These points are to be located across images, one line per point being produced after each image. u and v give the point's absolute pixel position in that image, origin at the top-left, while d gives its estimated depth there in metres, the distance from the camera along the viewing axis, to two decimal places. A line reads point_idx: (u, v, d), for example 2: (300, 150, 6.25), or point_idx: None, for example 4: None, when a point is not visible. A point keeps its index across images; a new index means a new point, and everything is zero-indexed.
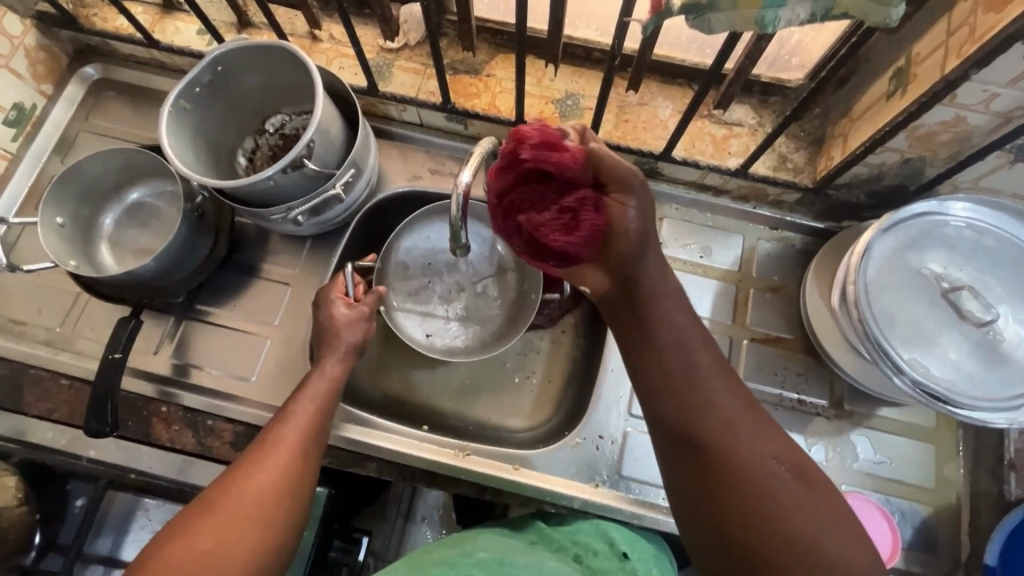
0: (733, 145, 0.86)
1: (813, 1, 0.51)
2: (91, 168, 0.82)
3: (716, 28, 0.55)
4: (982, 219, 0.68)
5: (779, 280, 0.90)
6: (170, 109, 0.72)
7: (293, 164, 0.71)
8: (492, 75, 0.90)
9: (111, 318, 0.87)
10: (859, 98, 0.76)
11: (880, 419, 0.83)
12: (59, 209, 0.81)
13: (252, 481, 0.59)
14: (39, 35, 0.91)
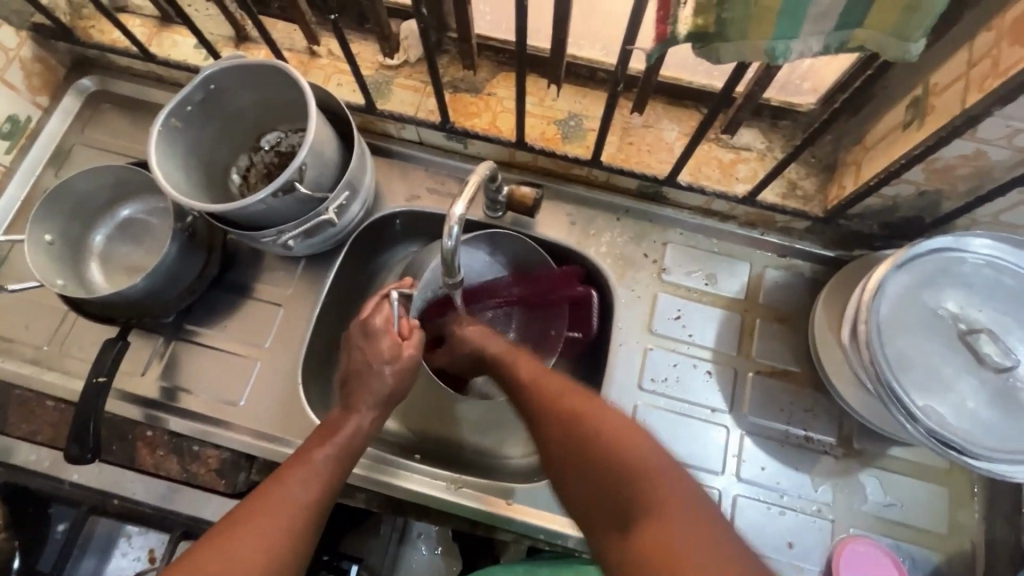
0: (740, 170, 0.83)
1: (827, 34, 0.48)
2: (82, 185, 0.81)
3: (724, 58, 0.52)
4: (1003, 258, 0.65)
5: (787, 310, 0.86)
6: (160, 128, 0.70)
7: (285, 188, 0.69)
8: (494, 94, 0.87)
9: (99, 337, 0.85)
10: (873, 127, 0.73)
11: (891, 459, 0.80)
12: (48, 227, 0.80)
13: (250, 549, 0.54)
14: (35, 47, 0.90)
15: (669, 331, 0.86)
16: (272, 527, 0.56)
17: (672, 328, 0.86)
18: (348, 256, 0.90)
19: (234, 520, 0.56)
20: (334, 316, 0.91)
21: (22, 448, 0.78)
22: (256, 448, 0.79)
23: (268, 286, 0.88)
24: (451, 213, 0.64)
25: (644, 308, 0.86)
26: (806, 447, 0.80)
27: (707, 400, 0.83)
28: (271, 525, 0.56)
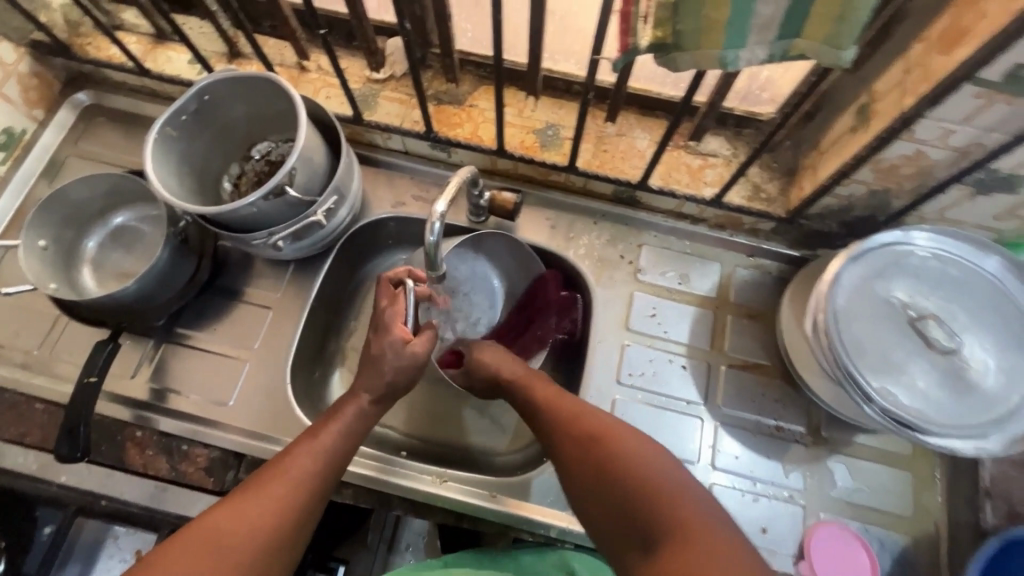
0: (708, 175, 0.89)
1: (771, 43, 0.54)
2: (77, 192, 0.84)
3: (682, 66, 0.57)
4: (946, 249, 0.70)
5: (756, 306, 0.91)
6: (156, 136, 0.74)
7: (275, 191, 0.73)
8: (476, 106, 0.92)
9: (90, 341, 0.86)
10: (827, 132, 0.78)
11: (857, 446, 0.83)
12: (42, 232, 0.82)
13: (259, 517, 0.58)
14: (32, 62, 0.93)
15: (645, 327, 0.90)
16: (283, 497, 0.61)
17: (648, 324, 0.90)
18: (336, 261, 0.93)
19: (247, 488, 0.61)
20: (323, 319, 0.94)
21: (9, 452, 0.79)
22: (245, 446, 0.81)
23: (258, 290, 0.90)
24: (433, 210, 0.68)
25: (621, 307, 0.90)
26: (773, 434, 0.84)
27: (683, 393, 0.86)
28: (279, 495, 0.61)
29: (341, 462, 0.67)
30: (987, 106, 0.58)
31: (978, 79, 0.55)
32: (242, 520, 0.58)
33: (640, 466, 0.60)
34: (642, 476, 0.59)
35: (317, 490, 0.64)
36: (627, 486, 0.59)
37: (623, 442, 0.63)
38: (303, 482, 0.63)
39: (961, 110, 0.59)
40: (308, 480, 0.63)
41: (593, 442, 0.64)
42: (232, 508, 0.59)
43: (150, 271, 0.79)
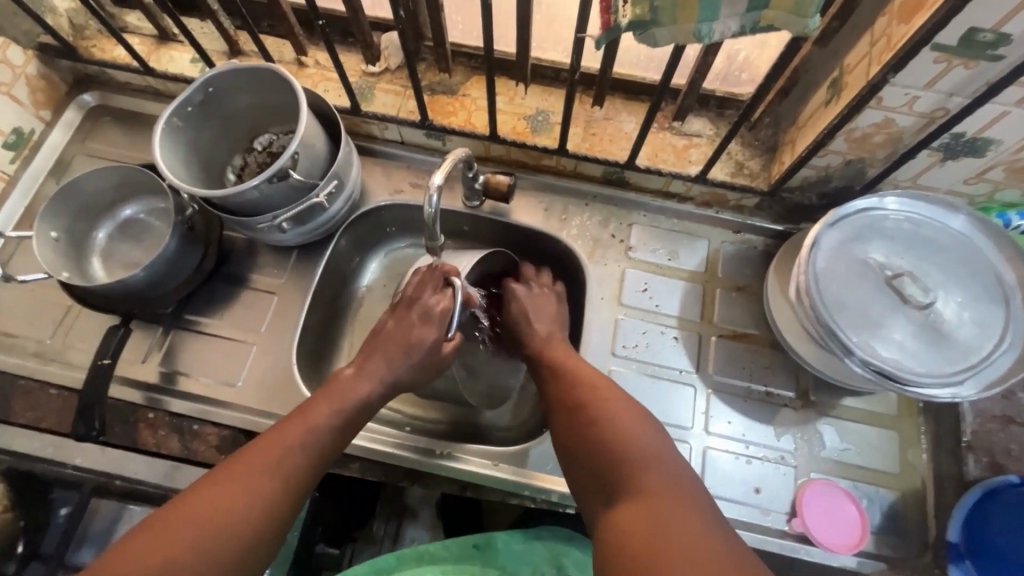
0: (693, 154, 0.93)
1: (742, 15, 0.58)
2: (87, 185, 0.88)
3: (660, 41, 0.61)
4: (918, 212, 0.74)
5: (743, 279, 0.95)
6: (162, 126, 0.77)
7: (279, 175, 0.76)
8: (468, 95, 0.96)
9: (101, 329, 0.89)
10: (804, 107, 0.83)
11: (845, 408, 0.87)
12: (54, 224, 0.86)
13: (260, 476, 0.61)
14: (39, 64, 0.97)
15: (637, 301, 0.93)
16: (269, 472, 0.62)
17: (640, 299, 0.93)
18: (337, 247, 0.97)
19: (235, 463, 0.62)
20: (326, 305, 0.97)
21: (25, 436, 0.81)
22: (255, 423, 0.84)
23: (263, 277, 0.94)
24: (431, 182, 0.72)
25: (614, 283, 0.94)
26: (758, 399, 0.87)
27: (675, 363, 0.89)
28: (266, 472, 0.62)
29: (339, 437, 0.70)
30: (946, 71, 0.62)
31: (936, 44, 0.60)
32: (232, 492, 0.59)
33: (629, 431, 0.65)
34: (618, 425, 0.66)
35: (305, 468, 0.65)
36: (602, 432, 0.65)
37: (606, 397, 0.70)
38: (305, 449, 0.66)
39: (923, 75, 0.64)
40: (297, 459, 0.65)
41: (578, 397, 0.71)
42: (222, 481, 0.60)
43: (157, 257, 0.82)
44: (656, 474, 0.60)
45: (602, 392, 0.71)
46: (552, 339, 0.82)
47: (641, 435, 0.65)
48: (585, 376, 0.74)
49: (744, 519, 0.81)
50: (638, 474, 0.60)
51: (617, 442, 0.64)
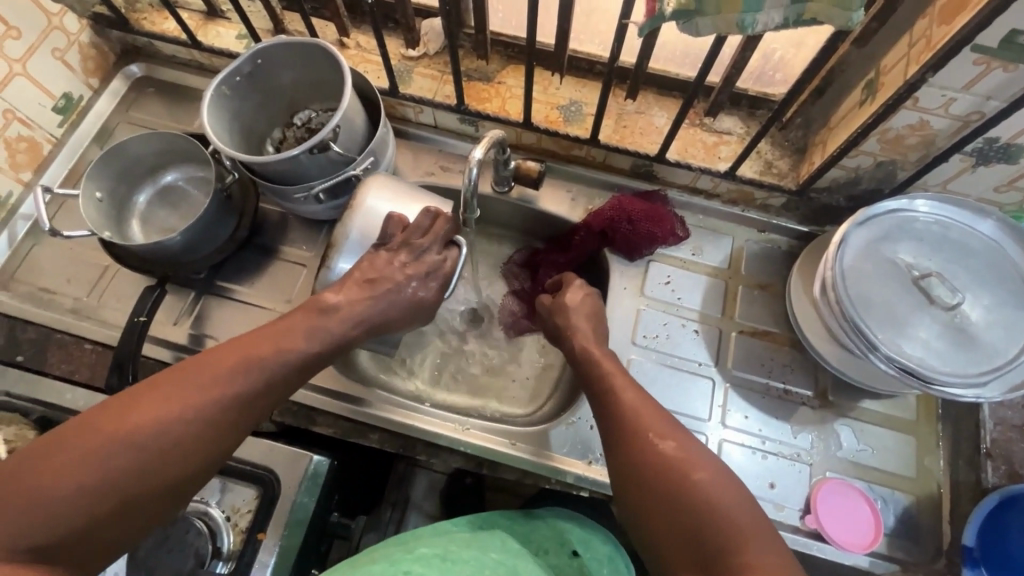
0: (722, 151, 0.94)
1: (786, 8, 0.59)
2: (133, 148, 0.90)
3: (702, 31, 0.63)
4: (947, 216, 0.75)
5: (766, 278, 0.95)
6: (212, 94, 0.80)
7: (320, 147, 0.78)
8: (504, 83, 0.98)
9: (134, 290, 0.92)
10: (837, 108, 0.83)
11: (863, 410, 0.87)
12: (99, 184, 0.89)
13: (219, 380, 0.61)
14: (93, 34, 1.00)
15: (658, 293, 0.94)
16: (228, 376, 0.62)
17: (663, 292, 0.94)
18: None
19: (203, 363, 0.62)
20: None
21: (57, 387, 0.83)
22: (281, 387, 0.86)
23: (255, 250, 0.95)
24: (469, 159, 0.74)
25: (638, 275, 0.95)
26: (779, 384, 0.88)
27: (694, 356, 0.90)
28: (239, 366, 0.63)
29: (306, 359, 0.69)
30: (985, 73, 0.63)
31: (977, 45, 0.61)
32: (188, 386, 0.59)
33: (705, 485, 0.57)
34: (689, 473, 0.59)
35: (264, 377, 0.65)
36: (676, 493, 0.58)
37: (672, 441, 0.63)
38: (268, 360, 0.65)
39: (963, 76, 0.64)
40: (264, 369, 0.64)
41: (647, 437, 0.64)
42: (185, 375, 0.60)
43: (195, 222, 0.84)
44: (754, 535, 0.54)
45: (664, 433, 0.64)
46: (601, 359, 0.76)
47: (721, 483, 0.58)
48: (645, 414, 0.66)
49: (758, 513, 0.81)
50: (704, 500, 0.57)
51: (695, 491, 0.57)
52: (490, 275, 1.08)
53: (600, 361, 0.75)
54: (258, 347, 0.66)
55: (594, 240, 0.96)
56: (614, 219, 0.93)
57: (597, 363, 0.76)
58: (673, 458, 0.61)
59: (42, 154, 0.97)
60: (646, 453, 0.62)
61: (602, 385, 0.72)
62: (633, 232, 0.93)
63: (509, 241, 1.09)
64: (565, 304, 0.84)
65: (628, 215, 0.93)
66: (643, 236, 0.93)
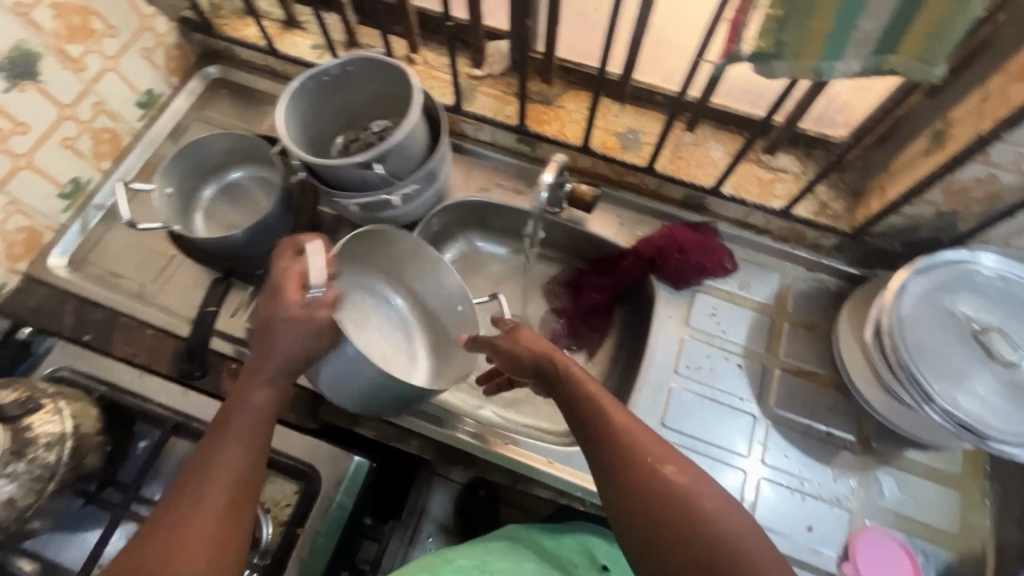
0: (777, 188, 0.94)
1: (865, 58, 0.60)
2: (205, 147, 0.95)
3: (778, 74, 0.64)
4: (1012, 272, 0.74)
5: (813, 318, 0.95)
6: (293, 90, 0.84)
7: (366, 164, 0.81)
8: (564, 107, 1.00)
9: (197, 281, 0.96)
10: (899, 155, 0.84)
11: (907, 460, 0.85)
12: (170, 180, 0.94)
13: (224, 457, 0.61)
14: (178, 36, 1.06)
15: (703, 324, 0.94)
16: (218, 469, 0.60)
17: (707, 323, 0.94)
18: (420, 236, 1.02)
19: (195, 485, 0.59)
20: None
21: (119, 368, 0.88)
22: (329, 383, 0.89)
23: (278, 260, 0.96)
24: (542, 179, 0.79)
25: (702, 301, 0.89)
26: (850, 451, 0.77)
27: (736, 390, 0.90)
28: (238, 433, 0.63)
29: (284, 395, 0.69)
30: None
31: None
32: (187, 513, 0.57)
33: (728, 530, 0.57)
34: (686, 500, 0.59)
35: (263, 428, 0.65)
36: (700, 543, 0.57)
37: (669, 463, 0.61)
38: (260, 415, 0.65)
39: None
40: (251, 443, 0.63)
41: (645, 461, 0.62)
42: (187, 515, 0.57)
43: (257, 221, 0.87)
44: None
45: (675, 471, 0.61)
46: (590, 381, 0.69)
47: (717, 509, 0.58)
48: (635, 431, 0.64)
49: (794, 555, 0.80)
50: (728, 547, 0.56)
51: (692, 518, 0.58)
52: (533, 293, 1.10)
53: (585, 381, 0.69)
54: (232, 422, 0.64)
55: (641, 266, 0.97)
56: (666, 247, 0.94)
57: (583, 386, 0.69)
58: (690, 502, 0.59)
59: (121, 146, 1.02)
60: (660, 495, 0.59)
61: (593, 411, 0.66)
62: (683, 262, 0.94)
63: (554, 261, 1.10)
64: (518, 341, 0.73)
65: (680, 245, 0.94)
66: (692, 266, 0.94)
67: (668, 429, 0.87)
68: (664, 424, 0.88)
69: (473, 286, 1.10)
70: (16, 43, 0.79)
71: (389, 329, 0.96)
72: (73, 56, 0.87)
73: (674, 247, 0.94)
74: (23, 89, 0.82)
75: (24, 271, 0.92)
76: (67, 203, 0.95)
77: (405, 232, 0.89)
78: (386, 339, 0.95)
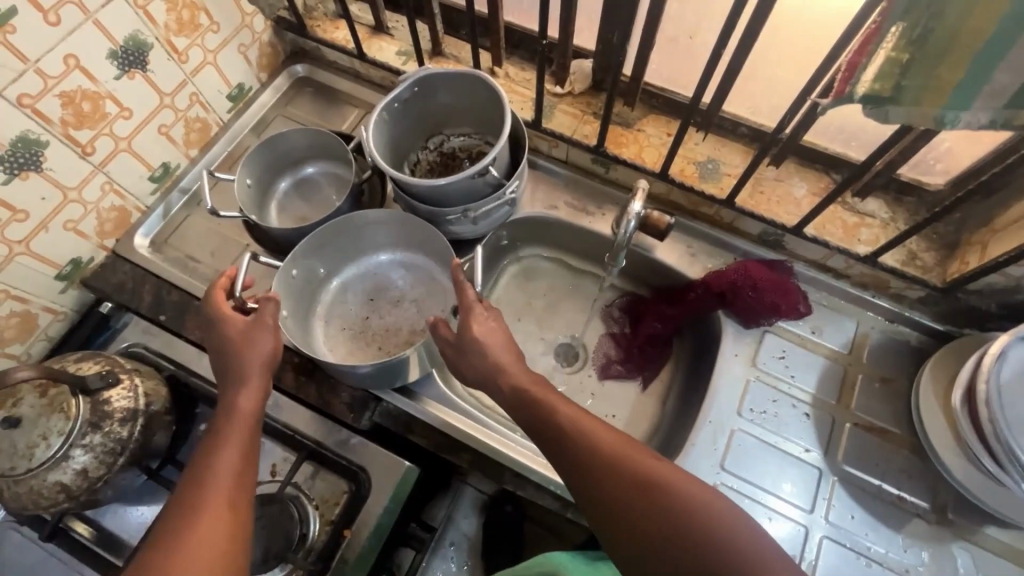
0: (863, 233, 0.90)
1: (995, 109, 0.57)
2: (286, 140, 0.97)
3: (892, 118, 0.60)
4: None
5: (890, 372, 0.90)
6: (377, 118, 0.85)
7: (481, 172, 0.81)
8: (643, 131, 0.99)
9: (267, 272, 0.98)
10: (1004, 212, 0.79)
11: (986, 537, 0.79)
12: (250, 171, 0.96)
13: (218, 472, 0.64)
14: (273, 34, 1.10)
15: (770, 366, 0.91)
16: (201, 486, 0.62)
17: (775, 366, 0.91)
18: (485, 248, 1.02)
19: (179, 510, 0.60)
20: None
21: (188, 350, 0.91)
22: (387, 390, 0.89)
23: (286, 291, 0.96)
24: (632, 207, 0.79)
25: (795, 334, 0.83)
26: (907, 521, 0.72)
27: (801, 440, 0.86)
28: (223, 450, 0.66)
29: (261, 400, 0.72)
30: None
31: None
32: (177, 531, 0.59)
33: (683, 504, 0.55)
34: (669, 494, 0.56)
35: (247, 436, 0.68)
36: (661, 530, 0.54)
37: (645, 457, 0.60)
38: (241, 424, 0.69)
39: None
40: (234, 459, 0.65)
41: (626, 464, 0.59)
42: (174, 533, 0.59)
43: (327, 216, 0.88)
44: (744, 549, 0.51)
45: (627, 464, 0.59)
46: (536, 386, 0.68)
47: (703, 496, 0.55)
48: (611, 436, 0.62)
49: None
50: (689, 523, 0.53)
51: (672, 516, 0.54)
52: (590, 315, 1.08)
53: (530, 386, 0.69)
54: (214, 443, 0.67)
55: (706, 301, 0.94)
56: (738, 283, 0.91)
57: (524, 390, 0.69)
58: (645, 487, 0.57)
59: (209, 136, 1.06)
60: (623, 487, 0.58)
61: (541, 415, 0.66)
62: (755, 303, 0.90)
63: (616, 284, 1.08)
64: (471, 338, 0.72)
65: (756, 284, 0.90)
66: (767, 309, 0.91)
67: (727, 473, 0.84)
68: (723, 466, 0.84)
69: (532, 302, 1.10)
70: (132, 33, 0.83)
71: (392, 301, 0.97)
72: (179, 49, 0.91)
73: (748, 286, 0.90)
74: (132, 76, 0.86)
75: (111, 247, 0.97)
76: (156, 186, 1.00)
77: (378, 209, 0.90)
78: (401, 311, 0.96)
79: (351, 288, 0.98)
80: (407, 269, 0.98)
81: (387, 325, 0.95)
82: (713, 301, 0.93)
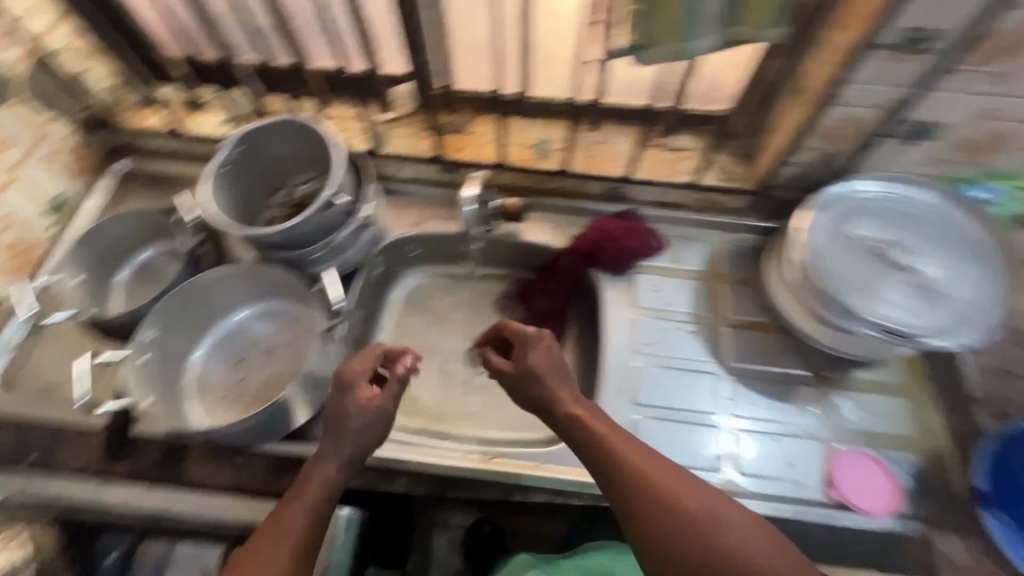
0: (682, 164, 1.04)
1: (718, 32, 0.69)
2: (110, 230, 0.94)
3: (649, 59, 0.71)
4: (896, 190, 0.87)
5: (744, 273, 1.02)
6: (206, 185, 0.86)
7: (325, 205, 0.85)
8: (475, 132, 1.08)
9: None
10: (772, 116, 0.94)
11: (857, 381, 0.92)
12: (75, 270, 0.93)
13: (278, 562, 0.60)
14: (84, 138, 1.06)
15: (649, 302, 1.00)
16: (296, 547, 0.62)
17: (653, 299, 1.00)
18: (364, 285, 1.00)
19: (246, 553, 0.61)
20: (356, 333, 1.01)
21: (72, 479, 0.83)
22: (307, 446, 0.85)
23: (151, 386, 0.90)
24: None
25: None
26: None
27: (693, 354, 0.95)
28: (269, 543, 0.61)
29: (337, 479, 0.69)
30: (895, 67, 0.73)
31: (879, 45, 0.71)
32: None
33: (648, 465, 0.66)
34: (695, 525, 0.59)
35: (303, 517, 0.64)
36: (629, 475, 0.65)
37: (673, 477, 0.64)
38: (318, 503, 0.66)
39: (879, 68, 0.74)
40: (290, 547, 0.61)
41: (652, 490, 0.63)
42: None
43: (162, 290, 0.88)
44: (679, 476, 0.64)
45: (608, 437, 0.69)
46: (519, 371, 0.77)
47: (668, 472, 0.65)
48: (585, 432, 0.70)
49: (784, 495, 0.84)
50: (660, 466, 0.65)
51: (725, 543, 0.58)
52: (486, 311, 1.12)
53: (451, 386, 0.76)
54: (260, 540, 0.62)
55: (574, 264, 1.02)
56: (592, 239, 1.00)
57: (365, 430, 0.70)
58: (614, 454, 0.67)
59: (42, 250, 1.00)
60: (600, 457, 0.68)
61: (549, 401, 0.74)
62: (614, 250, 0.99)
63: (501, 276, 1.13)
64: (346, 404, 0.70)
65: (609, 235, 1.00)
66: (626, 253, 1.00)
67: (642, 405, 0.91)
68: (635, 402, 0.91)
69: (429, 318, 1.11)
70: None
71: (262, 353, 0.95)
72: None
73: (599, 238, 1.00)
74: None
75: None
76: None
77: (211, 270, 0.89)
78: (275, 358, 0.94)
79: (224, 356, 0.95)
80: (269, 318, 0.97)
81: (266, 377, 0.93)
82: (580, 261, 1.02)
